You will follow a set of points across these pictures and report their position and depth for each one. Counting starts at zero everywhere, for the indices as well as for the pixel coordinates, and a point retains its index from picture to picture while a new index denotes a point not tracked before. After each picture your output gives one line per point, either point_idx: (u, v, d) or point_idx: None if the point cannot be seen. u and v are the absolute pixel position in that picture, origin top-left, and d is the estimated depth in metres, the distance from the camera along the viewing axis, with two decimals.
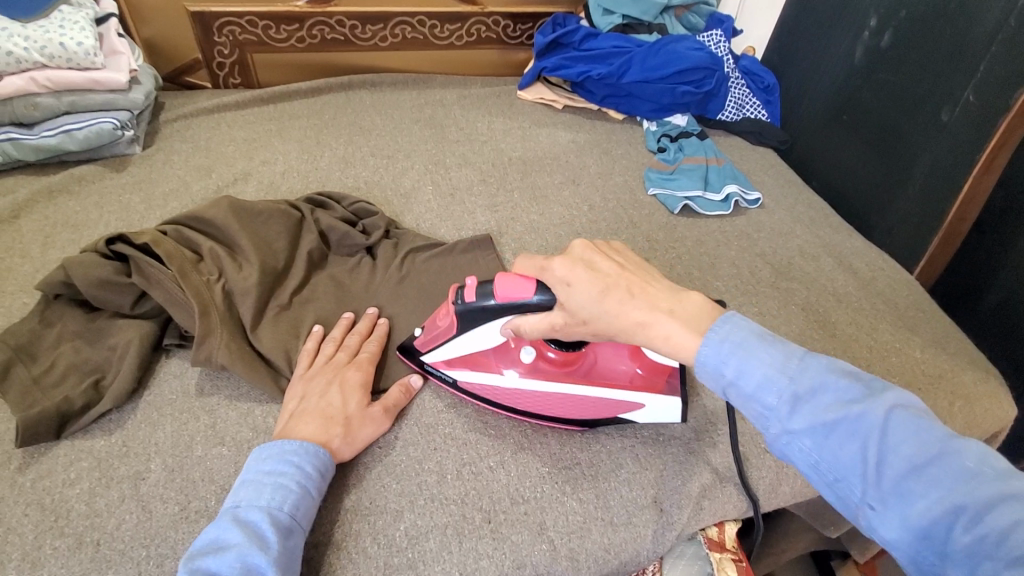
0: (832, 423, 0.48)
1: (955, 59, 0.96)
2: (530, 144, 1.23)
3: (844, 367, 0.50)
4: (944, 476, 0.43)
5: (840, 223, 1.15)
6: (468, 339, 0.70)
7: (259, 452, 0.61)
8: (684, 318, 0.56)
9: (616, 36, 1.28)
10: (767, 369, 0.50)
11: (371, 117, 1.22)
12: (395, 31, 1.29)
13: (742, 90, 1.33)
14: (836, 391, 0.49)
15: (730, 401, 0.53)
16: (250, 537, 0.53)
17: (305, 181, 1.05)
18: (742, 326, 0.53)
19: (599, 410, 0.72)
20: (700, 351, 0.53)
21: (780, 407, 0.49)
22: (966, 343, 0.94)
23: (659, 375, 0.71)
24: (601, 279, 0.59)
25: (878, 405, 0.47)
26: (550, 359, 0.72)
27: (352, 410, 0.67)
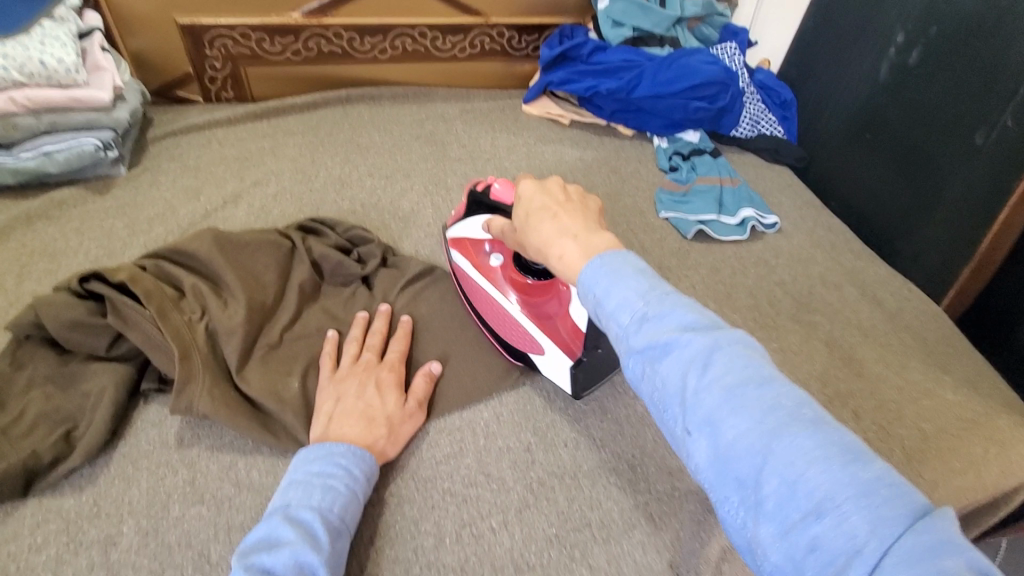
0: (667, 346, 0.43)
1: (992, 80, 0.90)
2: (535, 163, 1.17)
3: (701, 308, 0.46)
4: (763, 412, 0.39)
5: (861, 248, 1.09)
6: (472, 223, 0.82)
7: (306, 454, 0.60)
8: (586, 244, 0.55)
9: (626, 49, 1.23)
10: (625, 289, 0.47)
11: (369, 134, 1.17)
12: (394, 43, 1.23)
13: (757, 106, 1.27)
14: (682, 319, 0.44)
15: (596, 321, 0.49)
16: (304, 536, 0.52)
17: (299, 203, 1.00)
18: (623, 257, 0.50)
19: (509, 329, 0.78)
20: (583, 272, 0.51)
21: (629, 326, 0.46)
22: (1000, 382, 0.88)
23: (571, 338, 0.74)
24: (545, 198, 0.62)
25: (714, 336, 0.43)
26: (513, 277, 0.80)
27: (392, 411, 0.67)
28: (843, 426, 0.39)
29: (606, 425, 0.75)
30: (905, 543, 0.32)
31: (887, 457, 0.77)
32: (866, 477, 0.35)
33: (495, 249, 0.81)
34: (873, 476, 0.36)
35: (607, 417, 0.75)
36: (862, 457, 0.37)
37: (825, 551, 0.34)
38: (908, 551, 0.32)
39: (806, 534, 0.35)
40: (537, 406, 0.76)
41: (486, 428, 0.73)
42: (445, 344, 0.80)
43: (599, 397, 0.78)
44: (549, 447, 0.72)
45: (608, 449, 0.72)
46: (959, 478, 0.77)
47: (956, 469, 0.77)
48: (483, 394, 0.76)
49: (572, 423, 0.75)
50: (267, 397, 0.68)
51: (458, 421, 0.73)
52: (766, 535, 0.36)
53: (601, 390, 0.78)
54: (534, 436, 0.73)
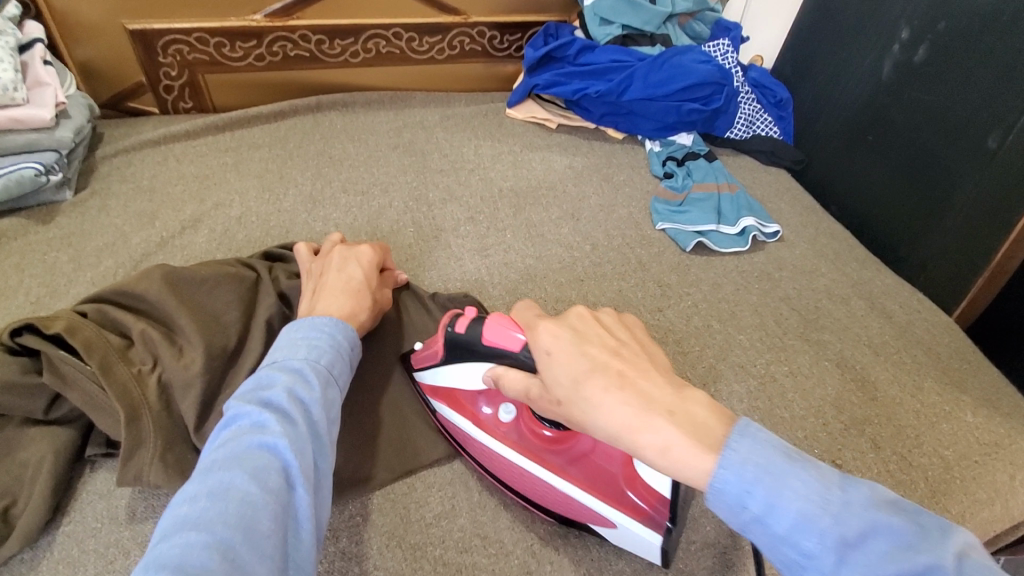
0: (886, 575, 0.36)
1: (1006, 78, 0.85)
2: (522, 173, 1.10)
3: (884, 496, 0.39)
4: None
5: (866, 256, 1.04)
6: (460, 371, 0.64)
7: (289, 323, 0.57)
8: (689, 427, 0.44)
9: (615, 49, 1.15)
10: (796, 499, 0.39)
11: (342, 145, 1.08)
12: (367, 46, 1.15)
13: (753, 106, 1.21)
14: (886, 532, 0.37)
15: (747, 534, 0.41)
16: (294, 378, 0.49)
17: (266, 226, 0.91)
18: (759, 439, 0.41)
19: (561, 506, 0.61)
20: (712, 475, 0.41)
21: (823, 556, 0.38)
22: (1018, 399, 0.84)
23: (644, 501, 0.57)
24: (579, 357, 0.50)
25: (939, 550, 0.36)
26: (531, 428, 0.64)
27: (372, 284, 0.69)
28: None
29: None
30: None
31: (910, 490, 0.72)
32: None
33: (496, 402, 0.66)
34: None
35: None
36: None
37: None
38: None
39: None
40: None
41: (480, 480, 0.66)
42: None
43: None
44: None
45: None
46: (983, 508, 0.72)
47: (980, 499, 0.72)
48: None
49: None
50: None
51: (449, 473, 0.66)
52: None
53: None
54: None
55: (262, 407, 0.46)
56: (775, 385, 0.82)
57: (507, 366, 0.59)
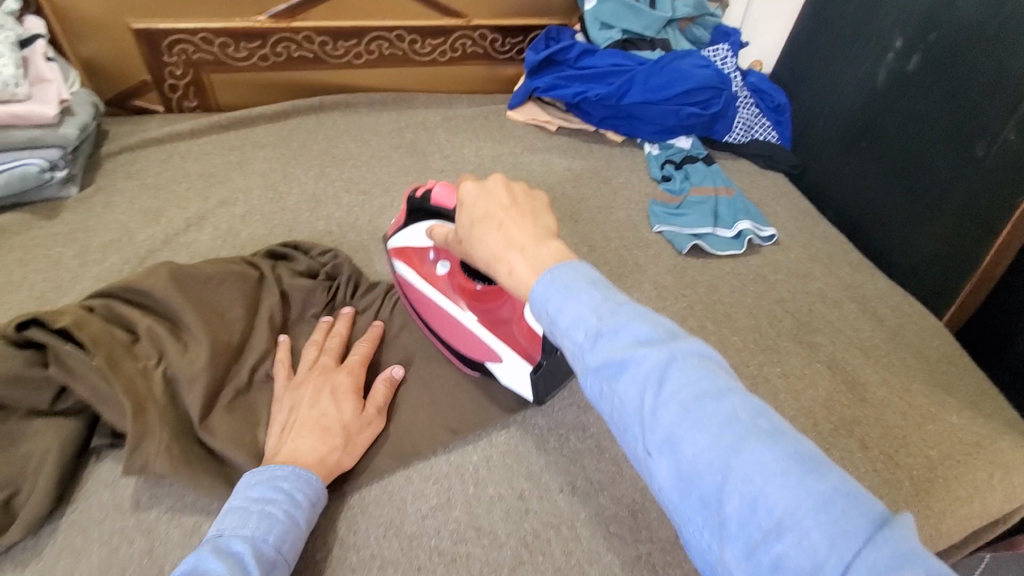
0: (621, 361, 0.39)
1: (993, 91, 0.86)
2: (522, 174, 1.11)
3: (655, 315, 0.42)
4: (722, 426, 0.35)
5: (860, 260, 1.06)
6: (412, 231, 0.75)
7: (250, 477, 0.56)
8: (534, 258, 0.48)
9: (615, 53, 1.17)
10: (580, 304, 0.41)
11: (345, 145, 1.10)
12: (370, 47, 1.16)
13: (751, 111, 1.23)
14: (636, 332, 0.40)
15: (551, 337, 0.44)
16: (233, 567, 0.47)
17: (269, 224, 0.93)
18: (576, 269, 0.44)
19: (464, 343, 0.73)
20: (532, 288, 0.45)
21: (585, 343, 0.41)
22: (1002, 402, 0.86)
23: (529, 345, 0.69)
24: (492, 199, 0.54)
25: (671, 349, 0.39)
26: (461, 282, 0.75)
27: (349, 418, 0.64)
28: (803, 434, 0.36)
29: (604, 466, 0.70)
30: (872, 556, 0.30)
31: (895, 489, 0.74)
32: (824, 489, 0.33)
33: (440, 256, 0.76)
34: (831, 487, 0.33)
35: (604, 457, 0.71)
36: (823, 467, 0.34)
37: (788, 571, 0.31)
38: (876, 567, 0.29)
39: (771, 554, 0.32)
40: (529, 445, 0.71)
41: (476, 474, 0.68)
42: (429, 379, 0.74)
43: (595, 436, 0.73)
44: (543, 494, 0.67)
45: (607, 493, 0.68)
46: (963, 507, 0.74)
47: (963, 499, 0.74)
48: (471, 436, 0.71)
49: (567, 466, 0.70)
50: (236, 452, 0.62)
51: (446, 467, 0.68)
52: (731, 560, 0.33)
53: (596, 428, 0.74)
54: (527, 481, 0.68)
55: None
56: (767, 385, 0.83)
57: (441, 224, 0.69)
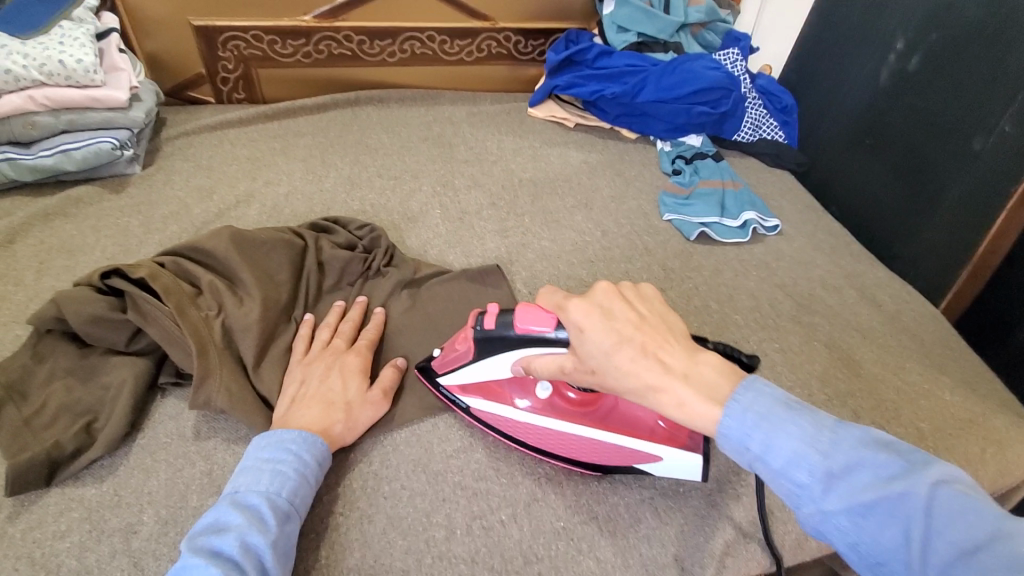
0: (872, 502, 0.44)
1: (990, 87, 0.92)
2: (541, 165, 1.19)
3: (877, 441, 0.47)
4: (1004, 560, 0.39)
5: (861, 251, 1.11)
6: (486, 367, 0.68)
7: (261, 438, 0.62)
8: (701, 385, 0.52)
9: (630, 54, 1.25)
10: (792, 440, 0.47)
11: (378, 135, 1.19)
12: (403, 47, 1.26)
13: (759, 111, 1.29)
14: (874, 470, 0.46)
15: (756, 473, 0.50)
16: (250, 518, 0.54)
17: (310, 203, 1.01)
18: (765, 395, 0.50)
19: (598, 458, 0.68)
20: (721, 422, 0.50)
21: (813, 486, 0.46)
22: (994, 383, 0.91)
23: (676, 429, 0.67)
24: (613, 327, 0.55)
25: (918, 482, 0.44)
26: (563, 395, 0.70)
27: (352, 396, 0.69)
28: None
29: None
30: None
31: None
32: None
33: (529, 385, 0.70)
34: None
35: None
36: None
37: None
38: None
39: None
40: None
41: None
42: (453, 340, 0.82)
43: None
44: None
45: None
46: None
47: (951, 467, 0.79)
48: None
49: None
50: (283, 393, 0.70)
51: (469, 416, 0.75)
52: None
53: None
54: None
55: (211, 555, 0.51)
56: (765, 359, 0.90)
57: (546, 351, 0.62)
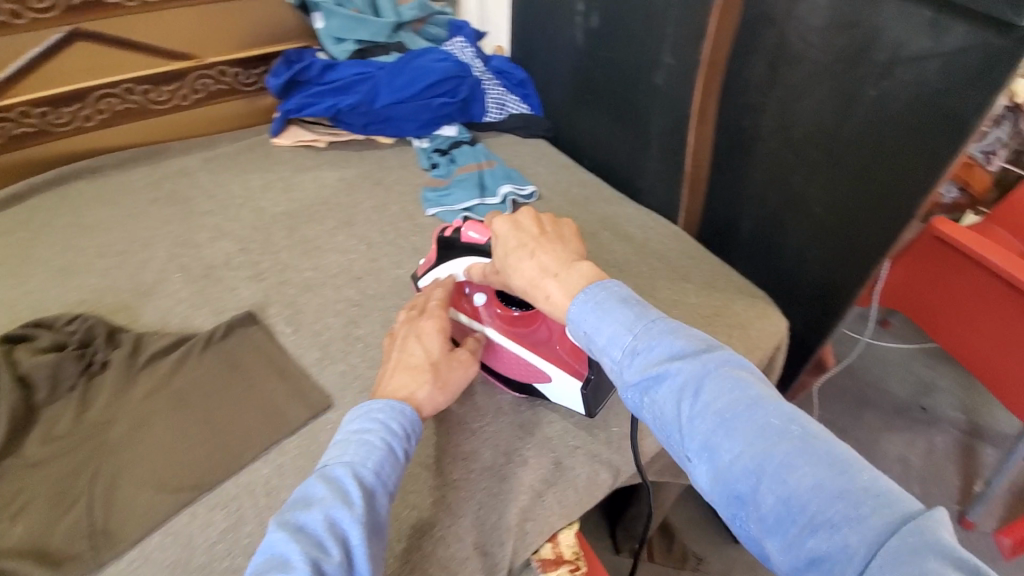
0: (658, 374, 0.48)
1: (649, 27, 1.03)
2: (295, 194, 1.14)
3: (686, 329, 0.51)
4: (755, 434, 0.43)
5: (612, 194, 1.21)
6: (443, 270, 0.80)
7: (367, 404, 0.59)
8: (568, 283, 0.58)
9: (355, 62, 1.23)
10: (613, 323, 0.52)
11: (95, 211, 1.05)
12: (100, 107, 1.12)
13: (498, 90, 1.36)
14: (671, 347, 0.49)
15: (592, 354, 0.55)
16: (336, 492, 0.50)
17: (12, 313, 0.87)
18: (609, 289, 0.55)
19: (484, 350, 0.79)
20: (570, 309, 0.55)
21: (621, 359, 0.51)
22: (733, 276, 1.03)
23: (573, 359, 0.73)
24: (520, 233, 0.65)
25: (702, 362, 0.48)
26: (500, 310, 0.79)
27: (436, 356, 0.67)
28: (838, 440, 0.43)
29: None
30: (896, 545, 0.36)
31: None
32: (856, 489, 0.39)
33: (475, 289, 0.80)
34: (864, 488, 0.39)
35: None
36: (849, 463, 0.41)
37: (823, 562, 0.38)
38: (895, 552, 0.36)
39: (805, 546, 0.39)
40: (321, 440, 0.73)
41: (267, 484, 0.68)
42: (209, 411, 0.75)
43: None
44: None
45: None
46: None
47: None
48: (255, 451, 0.71)
49: None
50: None
51: (234, 488, 0.68)
52: (773, 549, 0.41)
53: None
54: None
55: (295, 528, 0.48)
56: None
57: (479, 260, 0.76)
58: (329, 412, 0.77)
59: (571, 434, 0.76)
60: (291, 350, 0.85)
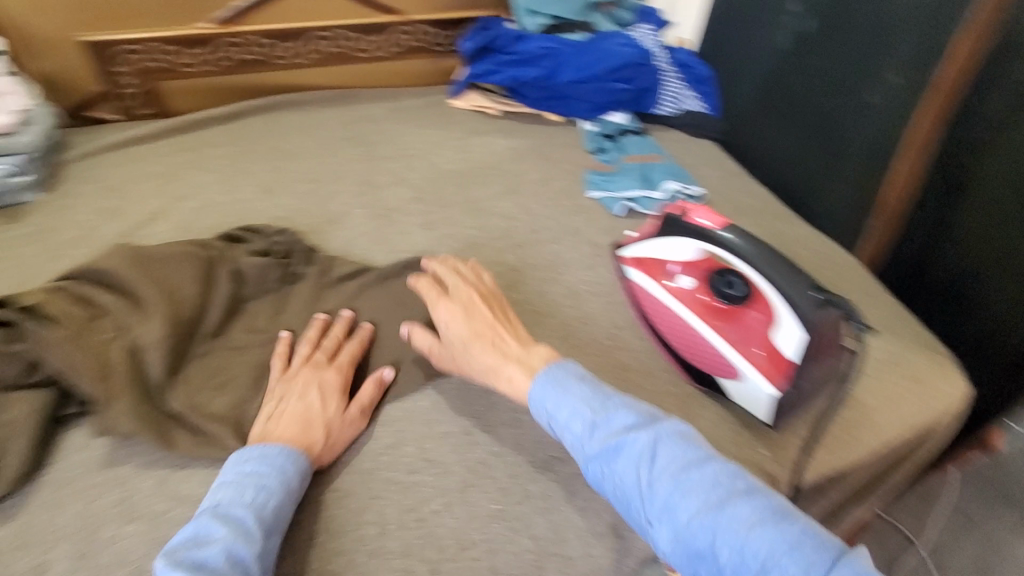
0: (617, 446, 0.58)
1: (877, 39, 0.95)
2: (467, 155, 1.19)
3: (639, 406, 0.62)
4: (705, 493, 0.53)
5: (782, 211, 1.15)
6: (665, 245, 0.86)
7: (240, 453, 0.61)
8: (527, 366, 0.67)
9: (544, 38, 1.25)
10: (574, 401, 0.62)
11: (296, 140, 1.16)
12: (311, 48, 1.23)
13: (678, 84, 1.32)
14: (625, 422, 0.59)
15: (552, 431, 0.63)
16: (236, 532, 0.53)
17: (225, 214, 0.99)
18: (567, 368, 0.65)
19: (676, 327, 0.84)
20: (532, 390, 0.64)
21: (583, 433, 0.60)
22: (910, 324, 0.95)
23: (769, 363, 0.76)
24: (468, 321, 0.72)
25: (654, 432, 0.58)
26: (703, 298, 0.84)
27: (331, 416, 0.67)
28: (772, 492, 0.53)
29: None
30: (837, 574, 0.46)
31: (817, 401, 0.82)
32: (796, 532, 0.49)
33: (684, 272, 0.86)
34: (800, 530, 0.49)
35: None
36: (785, 510, 0.51)
37: None
38: None
39: None
40: (476, 389, 0.76)
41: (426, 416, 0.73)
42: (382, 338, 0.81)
43: None
44: (490, 428, 0.73)
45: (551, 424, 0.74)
46: (876, 412, 0.82)
47: (872, 405, 0.82)
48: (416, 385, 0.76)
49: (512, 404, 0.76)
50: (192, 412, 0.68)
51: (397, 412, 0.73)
52: None
53: None
54: (474, 420, 0.73)
55: (192, 566, 0.50)
56: None
57: (704, 245, 0.81)
58: None
59: (718, 445, 0.76)
60: None
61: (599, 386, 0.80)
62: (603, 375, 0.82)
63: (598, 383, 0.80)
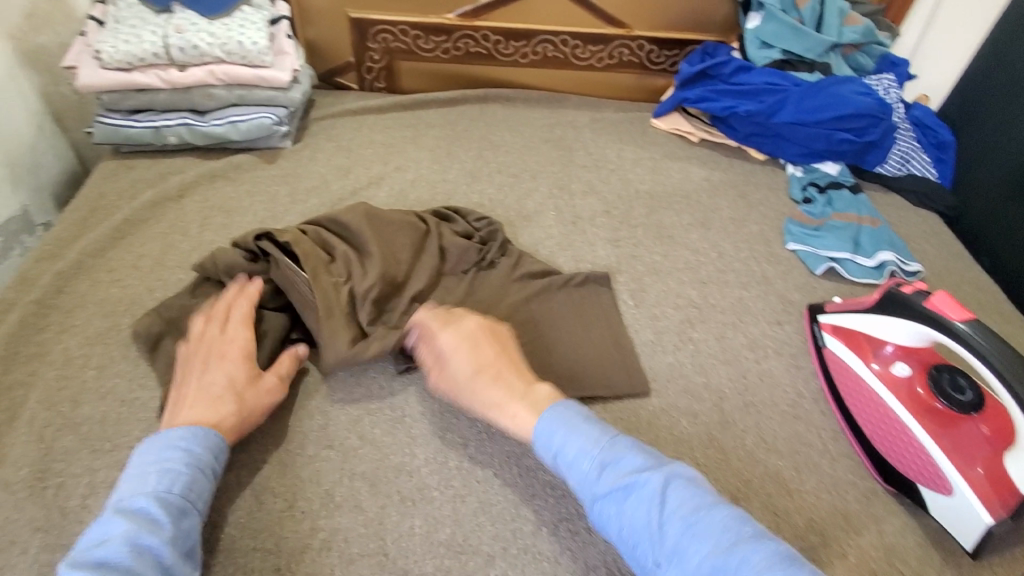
0: (625, 485, 0.55)
1: None
2: (661, 177, 1.17)
3: (644, 447, 0.59)
4: (718, 536, 0.51)
5: (1013, 315, 1.00)
6: (881, 324, 0.77)
7: (143, 447, 0.60)
8: (532, 402, 0.64)
9: (771, 72, 1.18)
10: (582, 439, 0.58)
11: (502, 133, 1.23)
12: (536, 49, 1.29)
13: (910, 143, 1.19)
14: (634, 462, 0.57)
15: (555, 468, 0.60)
16: (139, 523, 0.52)
17: (433, 191, 1.07)
18: (572, 405, 0.62)
19: (878, 417, 0.76)
20: (539, 423, 0.61)
21: (590, 471, 0.57)
22: None
23: (994, 488, 0.66)
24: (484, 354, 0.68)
25: (664, 473, 0.56)
26: (917, 392, 0.75)
27: (237, 383, 0.67)
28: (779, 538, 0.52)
29: (710, 454, 0.75)
30: None
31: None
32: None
33: (899, 358, 0.77)
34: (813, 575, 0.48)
35: (712, 445, 0.76)
36: (795, 557, 0.50)
37: None
38: None
39: None
40: (643, 421, 0.77)
41: None
42: (559, 343, 0.83)
43: (705, 424, 0.78)
44: None
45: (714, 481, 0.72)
46: None
47: None
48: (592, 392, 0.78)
49: (676, 444, 0.75)
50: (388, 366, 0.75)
51: None
52: None
53: (706, 417, 0.78)
54: None
55: (94, 566, 0.49)
56: None
57: (938, 336, 0.69)
58: (649, 397, 0.80)
59: (898, 556, 0.68)
60: (628, 322, 0.89)
61: (772, 454, 0.76)
62: (779, 443, 0.77)
63: (772, 451, 0.76)
